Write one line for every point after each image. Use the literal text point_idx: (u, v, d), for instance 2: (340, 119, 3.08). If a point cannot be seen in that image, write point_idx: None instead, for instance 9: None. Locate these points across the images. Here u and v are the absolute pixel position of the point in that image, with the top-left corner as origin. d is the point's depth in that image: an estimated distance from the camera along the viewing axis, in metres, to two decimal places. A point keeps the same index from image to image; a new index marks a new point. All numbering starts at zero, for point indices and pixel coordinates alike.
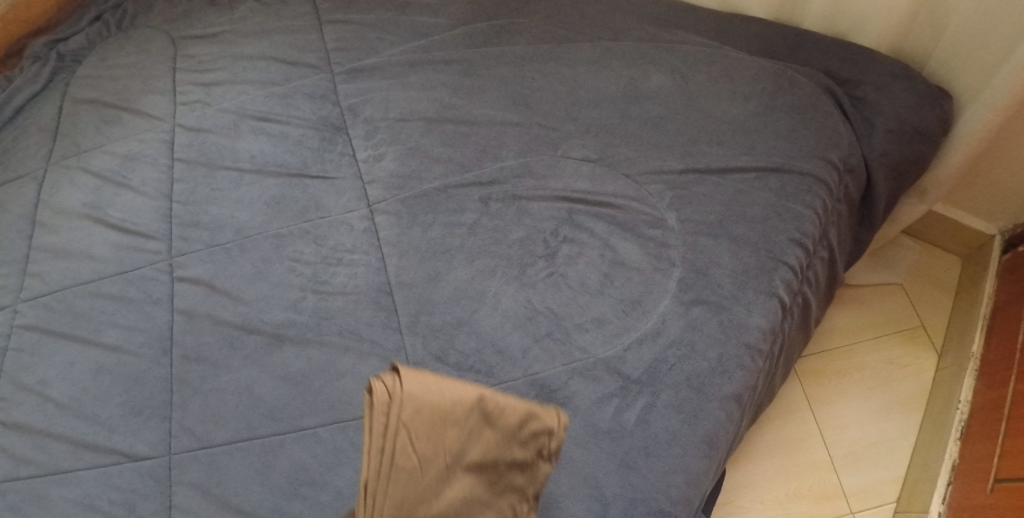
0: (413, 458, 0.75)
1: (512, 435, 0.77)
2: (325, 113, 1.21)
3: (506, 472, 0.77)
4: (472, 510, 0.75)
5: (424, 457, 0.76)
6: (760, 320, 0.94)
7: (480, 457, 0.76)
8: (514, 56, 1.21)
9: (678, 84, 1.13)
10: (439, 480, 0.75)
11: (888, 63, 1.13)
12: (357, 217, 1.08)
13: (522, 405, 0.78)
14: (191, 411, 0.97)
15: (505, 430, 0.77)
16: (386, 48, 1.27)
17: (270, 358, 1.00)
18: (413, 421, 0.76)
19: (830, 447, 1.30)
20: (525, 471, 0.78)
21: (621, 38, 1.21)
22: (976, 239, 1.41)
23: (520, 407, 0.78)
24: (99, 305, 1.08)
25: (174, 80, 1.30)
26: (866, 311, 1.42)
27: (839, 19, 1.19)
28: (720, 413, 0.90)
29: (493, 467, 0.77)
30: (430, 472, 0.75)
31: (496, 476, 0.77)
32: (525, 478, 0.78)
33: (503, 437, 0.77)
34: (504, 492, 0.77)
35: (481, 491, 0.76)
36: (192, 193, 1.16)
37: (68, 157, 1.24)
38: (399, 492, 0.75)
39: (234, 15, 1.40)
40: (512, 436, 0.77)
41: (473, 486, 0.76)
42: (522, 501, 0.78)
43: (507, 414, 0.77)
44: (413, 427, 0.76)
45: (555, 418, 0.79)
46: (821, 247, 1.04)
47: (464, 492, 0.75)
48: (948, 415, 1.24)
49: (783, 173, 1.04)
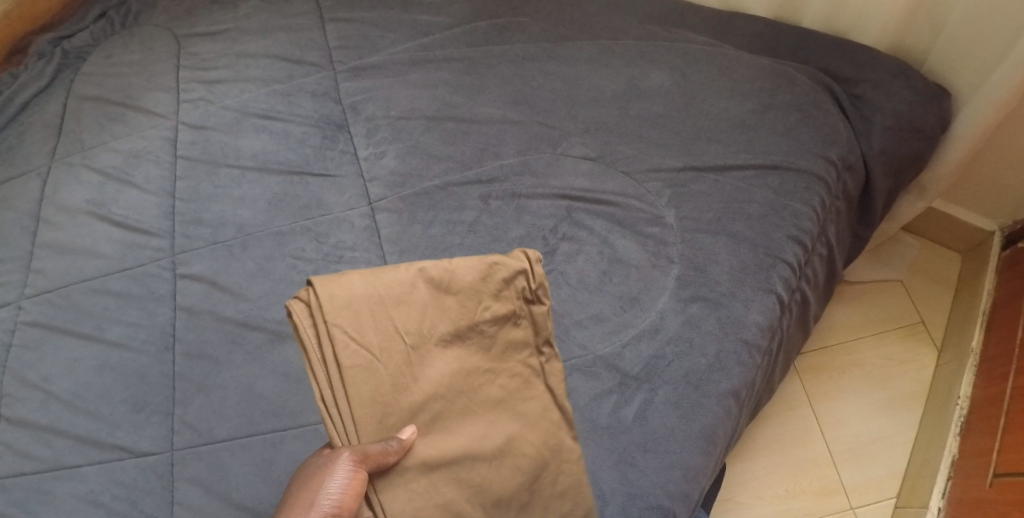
0: (367, 351, 0.76)
1: (483, 296, 0.81)
2: (327, 111, 1.21)
3: (497, 328, 0.82)
4: (476, 376, 0.80)
5: (379, 348, 0.76)
6: (757, 316, 0.95)
7: (461, 328, 0.80)
8: (515, 55, 1.21)
9: (677, 82, 1.14)
10: (418, 360, 0.78)
11: (887, 62, 1.13)
12: (358, 215, 1.09)
13: (478, 261, 0.82)
14: (194, 407, 0.98)
15: (472, 293, 0.81)
16: (387, 46, 1.28)
17: (272, 356, 1.01)
18: (351, 316, 0.76)
19: (830, 443, 1.31)
20: (518, 323, 0.83)
21: (622, 35, 1.22)
22: (976, 236, 1.41)
23: (473, 266, 0.81)
24: (103, 302, 1.09)
25: (177, 77, 1.31)
26: (866, 308, 1.43)
27: (837, 17, 1.19)
28: (717, 409, 0.90)
29: (476, 330, 0.81)
30: (397, 357, 0.77)
31: (488, 339, 0.81)
32: (524, 330, 0.83)
33: (479, 305, 0.81)
34: (508, 349, 0.82)
35: (480, 358, 0.81)
36: (195, 191, 1.17)
37: (72, 154, 1.25)
38: (365, 388, 0.75)
39: (238, 13, 1.40)
40: (480, 292, 0.81)
41: (466, 354, 0.80)
42: (532, 351, 0.84)
43: (460, 276, 0.80)
44: (348, 323, 0.75)
45: (524, 256, 0.83)
46: (820, 244, 1.05)
47: (449, 362, 0.79)
48: (947, 410, 1.25)
49: (782, 171, 1.04)
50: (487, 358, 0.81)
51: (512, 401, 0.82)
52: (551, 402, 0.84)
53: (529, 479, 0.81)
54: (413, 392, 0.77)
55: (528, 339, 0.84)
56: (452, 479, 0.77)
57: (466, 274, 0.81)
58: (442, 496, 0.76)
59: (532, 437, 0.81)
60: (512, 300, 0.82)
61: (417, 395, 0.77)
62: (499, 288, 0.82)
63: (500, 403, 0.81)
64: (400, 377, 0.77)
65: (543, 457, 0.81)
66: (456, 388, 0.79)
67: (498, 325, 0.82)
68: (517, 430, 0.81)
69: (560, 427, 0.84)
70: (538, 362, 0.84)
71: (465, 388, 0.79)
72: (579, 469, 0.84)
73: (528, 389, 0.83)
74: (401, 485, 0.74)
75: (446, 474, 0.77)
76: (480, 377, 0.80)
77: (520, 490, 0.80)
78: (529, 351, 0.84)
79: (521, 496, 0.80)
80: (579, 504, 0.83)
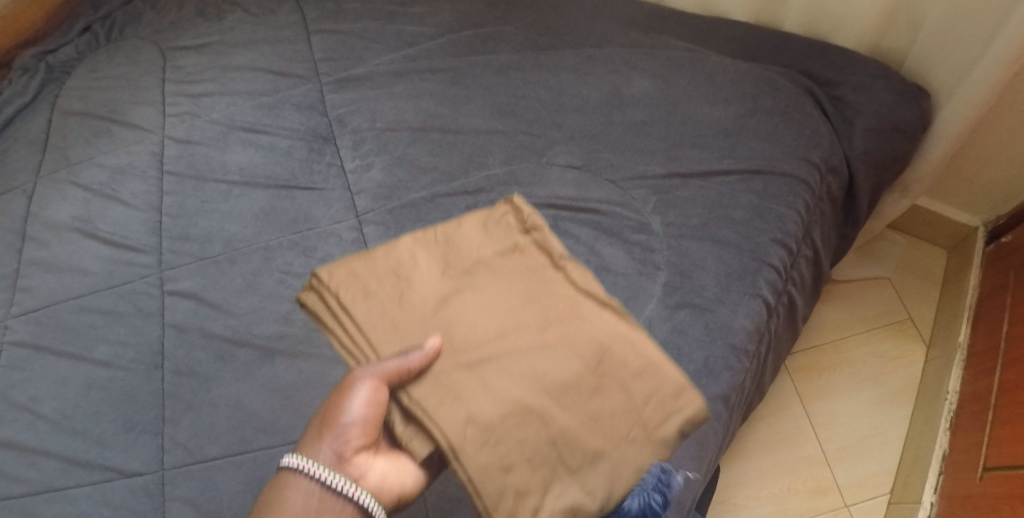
0: (373, 301, 0.79)
1: (477, 242, 0.84)
2: (313, 124, 1.21)
3: (504, 259, 0.83)
4: (500, 295, 0.80)
5: (385, 296, 0.79)
6: (744, 321, 0.95)
7: (465, 264, 0.82)
8: (500, 64, 1.22)
9: (661, 89, 1.14)
10: (428, 294, 0.79)
11: (866, 64, 1.14)
12: (345, 228, 1.09)
13: (467, 219, 0.87)
14: (184, 426, 0.98)
15: (468, 242, 0.84)
16: (373, 57, 1.28)
17: (261, 372, 1.00)
18: (350, 279, 0.80)
19: (823, 442, 1.31)
20: (523, 253, 0.84)
21: (605, 43, 1.22)
22: (960, 231, 1.42)
23: (465, 220, 0.87)
24: (91, 320, 1.08)
25: (163, 91, 1.30)
26: (854, 305, 1.44)
27: (818, 19, 1.20)
28: (708, 415, 0.91)
29: (482, 264, 0.83)
30: (408, 297, 0.79)
31: (499, 268, 0.82)
32: (533, 255, 0.84)
33: (476, 248, 0.84)
34: (525, 271, 0.82)
35: (499, 281, 0.81)
36: (182, 206, 1.17)
37: (58, 171, 1.24)
38: (382, 330, 0.77)
39: (223, 25, 1.40)
40: (477, 237, 0.85)
41: (484, 284, 0.81)
42: (552, 270, 0.83)
43: (454, 228, 0.86)
44: (348, 284, 0.80)
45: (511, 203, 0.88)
46: (805, 245, 1.05)
47: (465, 290, 0.80)
48: (937, 405, 1.25)
49: (765, 175, 1.05)
50: (508, 282, 0.81)
51: (549, 308, 0.79)
52: (593, 306, 0.80)
53: (592, 364, 0.76)
54: (432, 316, 0.78)
55: (537, 264, 0.83)
56: (506, 373, 0.74)
57: (456, 230, 0.85)
58: (500, 393, 0.73)
59: (585, 332, 0.77)
60: (509, 237, 0.85)
61: (438, 321, 0.77)
62: (485, 232, 0.86)
63: (538, 307, 0.79)
64: (410, 303, 0.79)
65: (603, 347, 0.77)
66: (482, 306, 0.78)
67: (505, 258, 0.84)
68: (558, 327, 0.78)
69: (615, 321, 0.79)
70: (563, 274, 0.82)
71: (492, 304, 0.79)
72: (652, 350, 0.77)
73: (565, 299, 0.80)
74: (444, 388, 0.72)
75: (493, 366, 0.74)
76: (507, 296, 0.80)
77: (588, 378, 0.75)
78: (550, 270, 0.83)
79: (592, 381, 0.75)
80: (666, 382, 0.75)
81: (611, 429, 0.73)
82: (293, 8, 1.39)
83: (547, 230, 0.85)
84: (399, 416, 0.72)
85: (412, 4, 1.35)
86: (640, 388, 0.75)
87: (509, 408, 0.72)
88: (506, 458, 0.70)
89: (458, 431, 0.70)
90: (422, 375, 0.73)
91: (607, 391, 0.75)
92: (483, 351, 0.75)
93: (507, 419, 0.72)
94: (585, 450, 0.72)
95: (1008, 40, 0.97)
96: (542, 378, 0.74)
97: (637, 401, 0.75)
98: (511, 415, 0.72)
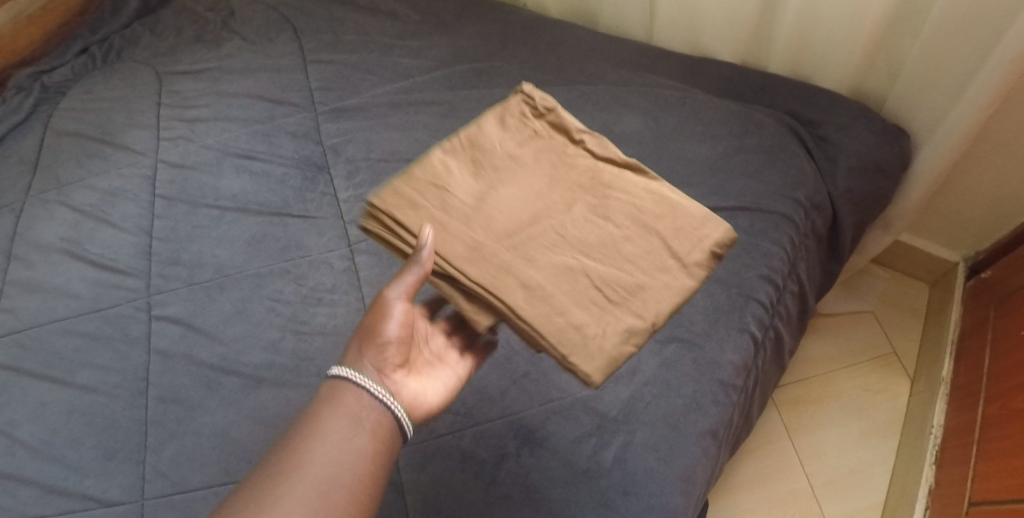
0: (435, 214, 0.80)
1: (499, 136, 0.87)
2: (308, 152, 1.22)
3: (524, 143, 0.87)
4: (537, 185, 0.84)
5: (443, 204, 0.81)
6: (731, 356, 0.96)
7: (495, 160, 0.85)
8: (493, 98, 1.23)
9: (650, 126, 1.16)
10: (476, 195, 0.83)
11: (848, 105, 1.17)
12: (337, 257, 1.10)
13: (483, 118, 0.88)
14: (166, 454, 0.97)
15: (494, 138, 0.87)
16: (369, 88, 1.29)
17: (247, 400, 1.00)
18: (413, 199, 0.81)
19: (811, 476, 1.32)
20: (546, 140, 0.88)
21: (596, 80, 1.24)
22: (941, 267, 1.44)
23: (484, 121, 0.88)
24: (75, 344, 1.07)
25: (158, 114, 1.31)
26: (840, 339, 1.45)
27: (801, 62, 1.22)
28: (696, 450, 0.91)
29: (510, 158, 0.86)
30: (462, 200, 0.82)
31: (525, 157, 0.86)
32: (557, 142, 0.88)
33: (500, 142, 0.87)
34: (552, 159, 0.86)
35: (533, 171, 0.85)
36: (173, 231, 1.17)
37: (48, 191, 1.24)
38: (450, 236, 0.79)
39: (221, 52, 1.41)
40: (501, 134, 0.87)
41: (517, 173, 0.85)
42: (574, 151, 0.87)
43: (479, 130, 0.87)
44: (408, 205, 0.81)
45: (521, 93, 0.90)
46: (791, 281, 1.06)
47: (507, 185, 0.84)
48: (922, 439, 1.26)
49: (752, 212, 1.06)
50: (542, 170, 0.85)
51: (580, 188, 0.84)
52: (611, 174, 0.86)
53: (626, 225, 0.83)
54: (484, 213, 0.81)
55: (559, 145, 0.87)
56: (553, 244, 0.81)
57: (480, 130, 0.87)
58: (555, 263, 0.79)
59: (612, 206, 0.83)
60: (526, 126, 0.88)
61: (490, 216, 0.81)
62: (503, 125, 0.88)
63: (566, 186, 0.85)
64: (458, 204, 0.82)
65: (625, 206, 0.84)
66: (526, 197, 0.83)
67: (531, 148, 0.87)
68: (589, 200, 0.84)
69: (624, 178, 0.86)
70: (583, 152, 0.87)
71: (536, 197, 0.83)
72: (665, 199, 0.85)
73: (590, 174, 0.86)
74: (507, 269, 0.78)
75: (541, 247, 0.80)
76: (542, 184, 0.84)
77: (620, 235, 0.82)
78: (572, 150, 0.87)
79: (621, 240, 0.82)
80: (687, 215, 0.83)
81: (648, 265, 0.81)
82: (291, 37, 1.41)
83: (559, 112, 0.89)
84: (458, 295, 0.78)
85: (408, 37, 1.37)
86: (667, 229, 0.83)
87: (560, 271, 0.79)
88: (569, 319, 0.77)
89: (522, 300, 0.76)
90: (476, 261, 0.78)
91: (639, 243, 0.82)
92: (523, 229, 0.81)
93: (559, 281, 0.79)
94: (633, 301, 0.79)
95: (983, 85, 1.00)
96: (582, 241, 0.81)
97: (666, 240, 0.82)
98: (569, 282, 0.79)
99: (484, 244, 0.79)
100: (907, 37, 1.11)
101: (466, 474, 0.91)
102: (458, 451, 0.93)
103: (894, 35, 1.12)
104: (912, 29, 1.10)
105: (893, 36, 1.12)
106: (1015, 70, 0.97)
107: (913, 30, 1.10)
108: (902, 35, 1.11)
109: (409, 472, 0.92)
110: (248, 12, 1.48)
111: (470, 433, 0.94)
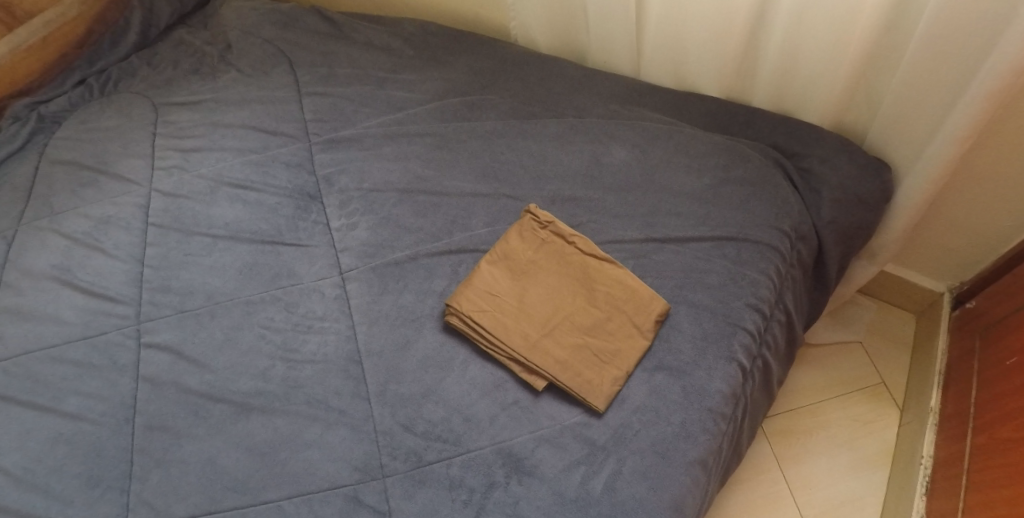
0: (492, 312, 1.01)
1: (518, 247, 1.07)
2: (301, 182, 1.24)
3: (537, 248, 1.07)
4: (556, 284, 1.04)
5: (496, 305, 1.02)
6: (720, 385, 0.96)
7: (521, 266, 1.06)
8: (485, 131, 1.26)
9: (638, 159, 1.18)
10: (514, 295, 1.03)
11: (832, 138, 1.18)
12: (329, 284, 1.11)
13: (508, 232, 1.09)
14: (151, 483, 0.96)
15: (515, 248, 1.07)
16: (362, 120, 1.32)
17: (236, 428, 0.99)
18: (480, 301, 1.02)
19: (801, 507, 1.30)
20: (556, 244, 1.08)
21: (585, 114, 1.26)
22: (926, 298, 1.46)
23: (513, 233, 1.09)
24: (62, 371, 1.07)
25: (153, 144, 1.32)
26: (829, 370, 1.46)
27: (785, 97, 1.25)
28: (684, 479, 0.90)
29: (533, 263, 1.06)
30: (511, 300, 1.03)
31: (539, 258, 1.07)
32: (563, 245, 1.08)
33: (521, 249, 1.07)
34: (561, 260, 1.06)
35: (552, 270, 1.06)
36: (165, 258, 1.17)
37: (40, 218, 1.25)
38: (507, 325, 1.00)
39: (216, 84, 1.43)
40: (525, 242, 1.08)
41: (540, 275, 1.05)
42: (572, 249, 1.07)
43: (509, 242, 1.08)
44: (479, 306, 1.02)
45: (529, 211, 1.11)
46: (779, 309, 1.07)
47: (539, 286, 1.04)
48: (912, 469, 1.26)
49: (738, 242, 1.07)
50: (557, 268, 1.06)
51: (583, 283, 1.04)
52: (599, 264, 1.05)
53: (612, 304, 1.02)
54: (525, 309, 1.02)
55: (562, 248, 1.07)
56: (571, 332, 1.01)
57: (504, 244, 1.08)
58: (572, 343, 1.00)
59: (601, 289, 1.03)
60: (535, 235, 1.08)
61: (530, 310, 1.02)
62: (521, 236, 1.08)
63: (571, 280, 1.05)
64: (506, 305, 1.02)
65: (606, 287, 1.03)
66: (553, 293, 1.04)
67: (544, 253, 1.07)
68: (588, 290, 1.04)
69: (601, 265, 1.05)
70: (578, 249, 1.07)
71: (556, 292, 1.04)
72: (630, 278, 1.03)
73: (585, 266, 1.05)
74: (545, 350, 0.98)
75: (562, 333, 1.00)
76: (560, 281, 1.05)
77: (607, 310, 1.02)
78: (570, 249, 1.07)
79: (607, 314, 1.02)
80: (641, 292, 1.02)
81: (622, 334, 1.00)
82: (286, 70, 1.44)
83: (557, 222, 1.09)
84: (525, 371, 0.99)
85: (401, 71, 1.40)
86: (632, 308, 1.01)
87: (579, 348, 0.99)
88: (594, 381, 0.96)
89: (556, 372, 0.97)
90: (521, 347, 0.99)
91: (625, 324, 1.00)
92: (550, 316, 1.02)
93: (578, 354, 0.98)
94: (629, 368, 0.97)
95: (960, 118, 1.03)
96: (587, 325, 1.01)
97: (633, 311, 1.01)
98: (589, 358, 0.98)
99: (526, 332, 1.00)
100: (887, 73, 1.15)
101: (454, 502, 0.90)
102: (446, 480, 0.92)
103: (875, 71, 1.16)
104: (891, 66, 1.14)
105: (873, 73, 1.16)
106: (990, 105, 1.00)
107: (893, 67, 1.14)
108: (881, 72, 1.15)
109: (397, 501, 0.91)
110: (244, 45, 1.51)
111: (458, 462, 0.93)
